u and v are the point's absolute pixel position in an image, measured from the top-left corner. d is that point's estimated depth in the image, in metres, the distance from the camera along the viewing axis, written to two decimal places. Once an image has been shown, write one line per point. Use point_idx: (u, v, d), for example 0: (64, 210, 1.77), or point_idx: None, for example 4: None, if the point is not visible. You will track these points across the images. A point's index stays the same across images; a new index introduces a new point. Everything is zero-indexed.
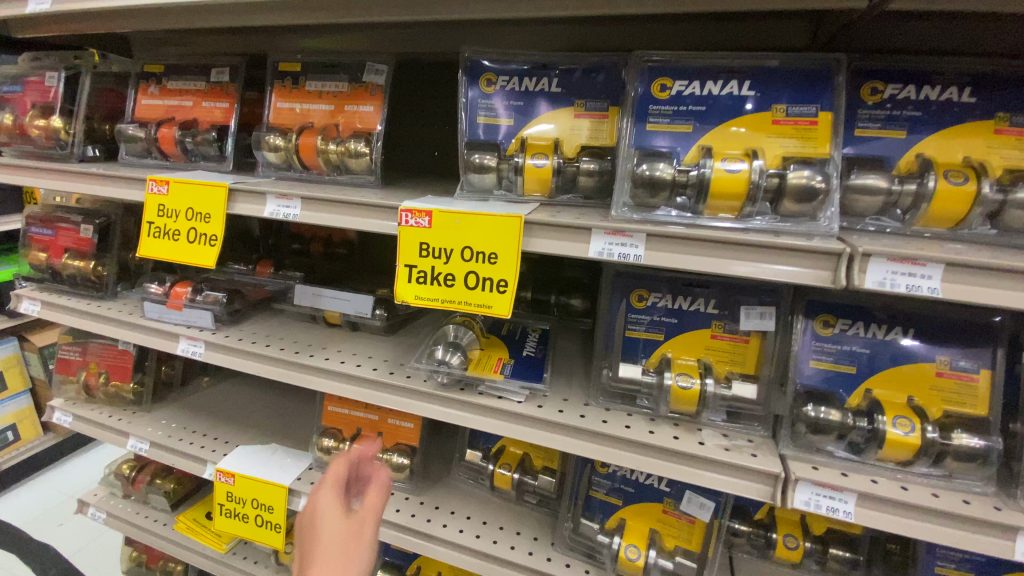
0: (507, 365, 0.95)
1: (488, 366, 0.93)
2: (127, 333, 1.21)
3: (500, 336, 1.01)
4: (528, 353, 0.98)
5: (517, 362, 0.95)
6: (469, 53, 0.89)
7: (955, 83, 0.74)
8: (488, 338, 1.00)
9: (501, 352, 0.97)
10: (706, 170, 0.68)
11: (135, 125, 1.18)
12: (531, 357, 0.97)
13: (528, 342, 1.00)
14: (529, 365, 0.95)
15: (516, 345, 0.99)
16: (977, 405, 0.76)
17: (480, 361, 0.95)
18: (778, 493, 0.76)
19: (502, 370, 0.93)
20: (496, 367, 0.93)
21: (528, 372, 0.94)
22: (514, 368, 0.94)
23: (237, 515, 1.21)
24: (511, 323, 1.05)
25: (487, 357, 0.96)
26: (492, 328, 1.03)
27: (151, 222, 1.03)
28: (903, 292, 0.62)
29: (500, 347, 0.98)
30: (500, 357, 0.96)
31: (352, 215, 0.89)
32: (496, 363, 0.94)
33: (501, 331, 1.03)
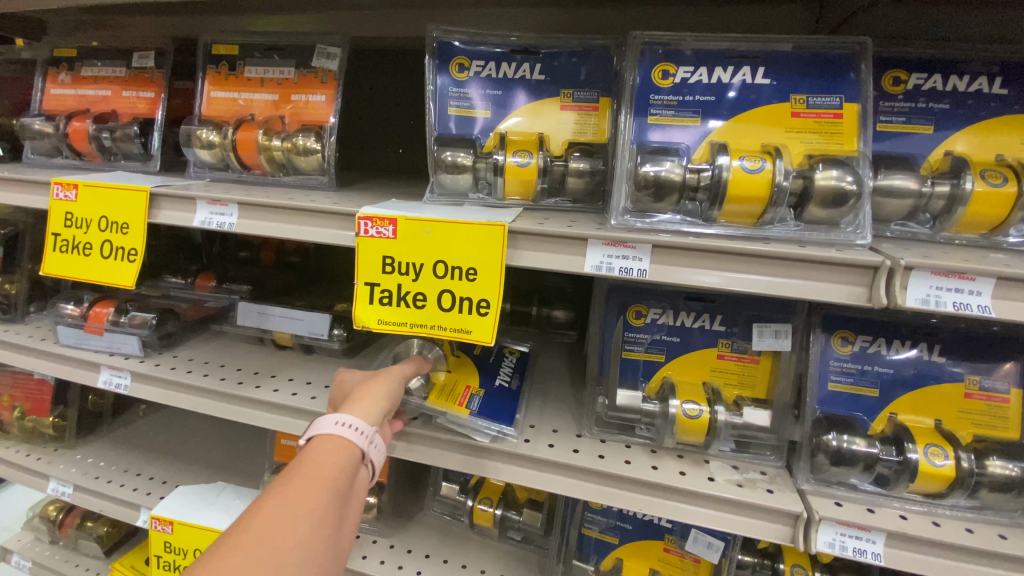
0: (474, 397, 0.80)
1: (452, 399, 0.79)
2: (38, 363, 1.03)
3: (472, 359, 0.88)
4: (501, 382, 0.84)
5: (487, 395, 0.81)
6: (437, 33, 0.77)
7: (983, 72, 0.66)
8: (457, 361, 0.86)
9: (469, 381, 0.83)
10: (722, 170, 0.58)
11: (40, 119, 0.99)
12: (505, 388, 0.84)
13: (502, 367, 0.88)
14: (501, 398, 0.82)
15: (489, 370, 0.86)
16: (1008, 428, 0.69)
17: (444, 392, 0.80)
18: (800, 535, 0.67)
19: (469, 406, 0.78)
20: (462, 402, 0.79)
21: (498, 408, 0.80)
22: (482, 402, 0.79)
23: (176, 568, 1.04)
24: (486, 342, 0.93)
25: (453, 387, 0.81)
26: (464, 346, 0.90)
27: (57, 234, 0.86)
28: (951, 310, 0.54)
29: (469, 373, 0.84)
30: (469, 388, 0.81)
31: (301, 224, 0.75)
32: (463, 396, 0.80)
33: (473, 352, 0.89)
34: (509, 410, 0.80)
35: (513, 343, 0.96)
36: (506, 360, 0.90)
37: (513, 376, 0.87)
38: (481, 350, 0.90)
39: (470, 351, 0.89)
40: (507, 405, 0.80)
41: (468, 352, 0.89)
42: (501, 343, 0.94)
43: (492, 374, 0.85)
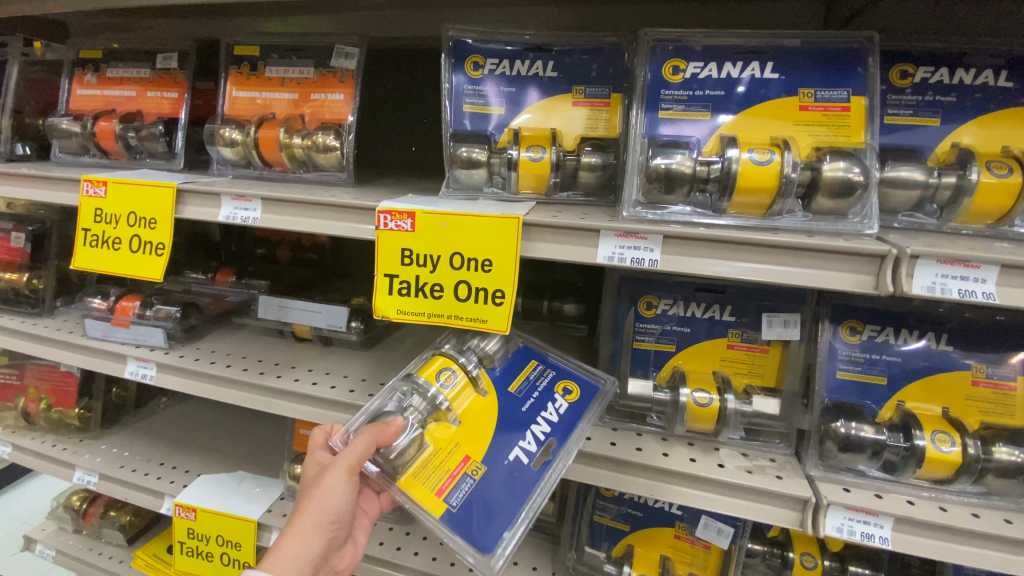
0: (464, 481, 0.65)
1: (430, 481, 0.64)
2: (67, 355, 1.07)
3: (498, 409, 0.71)
4: (519, 453, 0.68)
5: (482, 480, 0.66)
6: (453, 32, 0.79)
7: (989, 66, 0.67)
8: (470, 415, 0.70)
9: (471, 452, 0.67)
10: (731, 162, 0.59)
11: (69, 119, 1.03)
12: (521, 464, 0.67)
13: (534, 424, 0.70)
14: (501, 483, 0.66)
15: (511, 430, 0.69)
16: (1016, 416, 0.70)
17: (428, 466, 0.66)
18: (809, 519, 0.68)
19: (448, 500, 0.64)
20: (442, 489, 0.64)
21: (487, 503, 0.64)
22: (467, 495, 0.64)
23: (199, 553, 1.08)
24: (536, 373, 0.76)
25: (445, 460, 0.66)
26: (497, 384, 0.74)
27: (87, 230, 0.89)
28: (957, 297, 0.55)
29: (477, 437, 0.68)
30: (464, 466, 0.66)
31: (322, 218, 0.78)
32: (449, 480, 0.65)
33: (507, 391, 0.73)
34: (502, 505, 0.64)
35: (582, 376, 0.76)
36: (549, 409, 0.72)
37: (547, 439, 0.69)
38: (521, 391, 0.73)
39: (501, 392, 0.73)
40: (505, 497, 0.65)
41: (496, 396, 0.72)
42: (556, 380, 0.75)
43: (511, 441, 0.68)
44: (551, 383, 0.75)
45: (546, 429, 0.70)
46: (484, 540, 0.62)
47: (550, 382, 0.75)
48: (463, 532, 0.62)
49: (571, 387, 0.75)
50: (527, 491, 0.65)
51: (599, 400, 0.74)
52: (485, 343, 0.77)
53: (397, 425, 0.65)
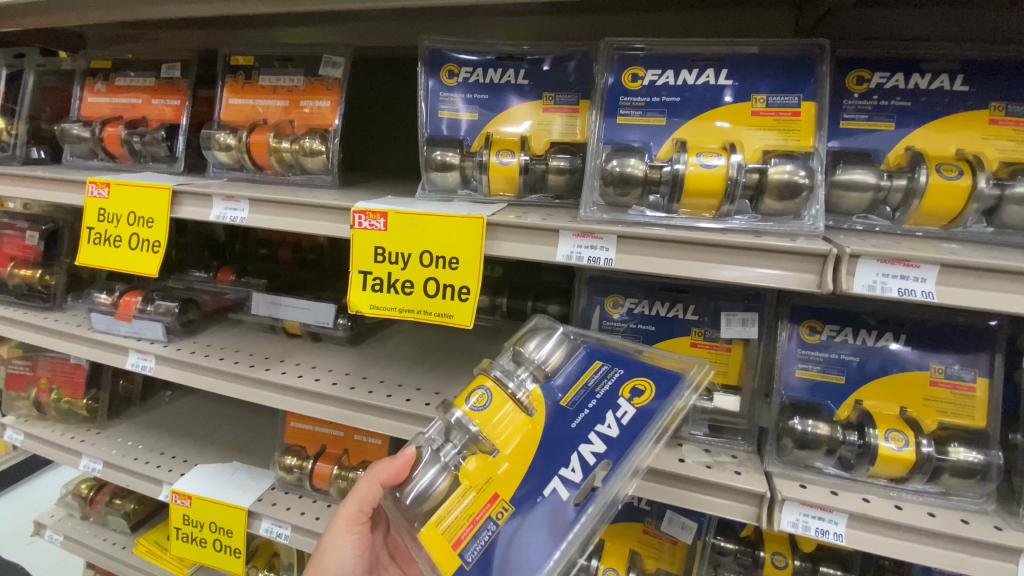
0: (486, 529, 0.59)
1: (449, 528, 0.58)
2: (74, 347, 1.13)
3: (544, 431, 0.65)
4: (557, 486, 0.60)
5: (507, 525, 0.59)
6: (429, 42, 0.83)
7: (945, 70, 0.70)
8: (514, 444, 0.64)
9: (500, 491, 0.61)
10: (680, 166, 0.62)
11: (79, 125, 1.10)
12: (559, 502, 0.59)
13: (582, 445, 0.62)
14: (533, 528, 0.58)
15: (553, 457, 0.63)
16: (975, 416, 0.71)
17: (452, 511, 0.59)
18: (764, 514, 0.70)
19: (465, 554, 0.57)
20: (463, 538, 0.58)
21: (512, 557, 0.57)
22: (489, 544, 0.58)
23: (194, 540, 1.13)
24: (596, 378, 0.68)
25: (469, 502, 0.60)
26: (549, 401, 0.68)
27: (91, 228, 0.96)
28: (896, 296, 0.56)
29: (513, 470, 0.62)
30: (489, 509, 0.60)
31: (305, 218, 0.82)
32: (471, 527, 0.58)
33: (559, 405, 0.67)
34: (528, 558, 0.56)
35: (656, 373, 0.67)
36: (606, 422, 0.63)
37: (595, 465, 0.60)
38: (574, 404, 0.66)
39: (552, 410, 0.67)
40: (532, 548, 0.57)
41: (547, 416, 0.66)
42: (621, 382, 0.67)
43: (549, 474, 0.61)
44: (612, 389, 0.67)
45: (596, 452, 0.61)
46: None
47: (612, 387, 0.67)
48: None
49: (641, 388, 0.65)
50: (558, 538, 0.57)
51: (676, 401, 0.63)
52: (542, 353, 0.71)
53: (408, 455, 0.63)
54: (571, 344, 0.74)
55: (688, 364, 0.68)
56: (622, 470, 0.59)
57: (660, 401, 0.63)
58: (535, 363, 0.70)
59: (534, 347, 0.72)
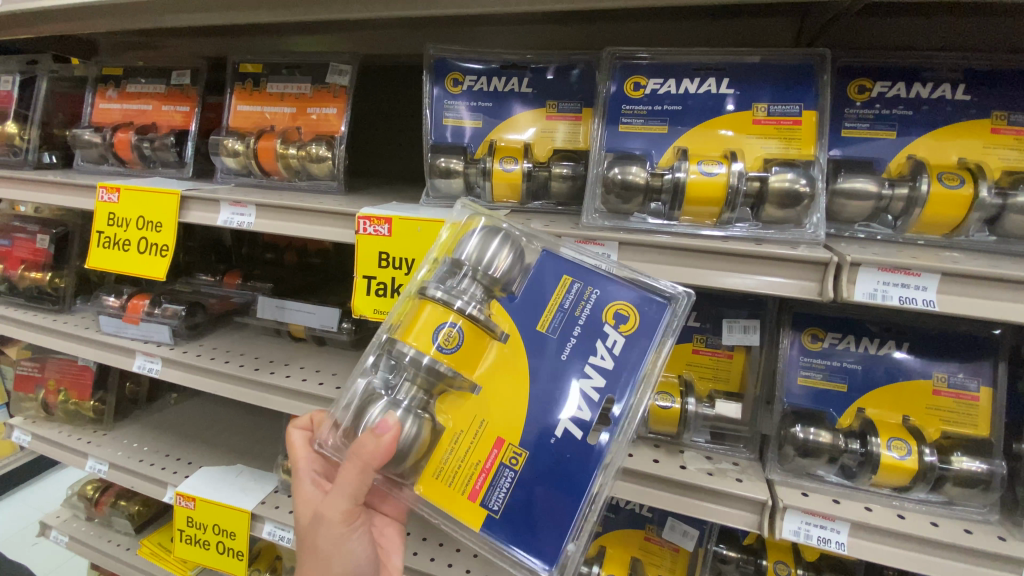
0: (502, 476, 0.56)
1: (459, 482, 0.56)
2: (83, 349, 1.15)
3: (525, 360, 0.58)
4: (567, 427, 0.56)
5: (523, 470, 0.56)
6: (435, 51, 0.84)
7: (947, 80, 0.70)
8: (491, 379, 0.58)
9: (505, 436, 0.56)
10: (681, 174, 0.63)
11: (90, 131, 1.11)
12: (572, 441, 0.56)
13: (581, 380, 0.57)
14: (552, 473, 0.55)
15: (550, 395, 0.57)
16: (979, 425, 0.71)
17: (454, 466, 0.57)
18: (765, 522, 0.69)
19: (487, 503, 0.55)
20: (478, 490, 0.55)
21: (537, 501, 0.55)
22: (510, 491, 0.55)
23: (198, 541, 1.13)
24: (573, 297, 0.59)
25: (473, 452, 0.57)
26: (519, 324, 0.59)
27: (100, 232, 0.97)
28: (897, 304, 0.57)
29: (506, 411, 0.57)
30: (497, 456, 0.56)
31: (311, 223, 0.83)
32: (483, 478, 0.56)
33: (536, 332, 0.58)
34: (558, 502, 0.55)
35: (642, 294, 0.59)
36: (599, 351, 0.57)
37: (600, 400, 0.56)
38: (557, 332, 0.58)
39: (528, 334, 0.58)
40: (559, 492, 0.55)
41: (522, 342, 0.58)
42: (602, 302, 0.59)
43: (553, 416, 0.56)
44: (595, 312, 0.58)
45: (597, 387, 0.57)
46: (539, 551, 0.54)
47: (595, 308, 0.58)
48: (512, 543, 0.54)
49: (626, 313, 0.58)
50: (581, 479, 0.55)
51: (663, 328, 0.58)
52: (496, 261, 0.57)
53: (393, 427, 0.53)
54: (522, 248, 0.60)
55: (671, 291, 0.59)
56: (629, 406, 0.56)
57: (650, 328, 0.58)
58: (484, 271, 0.57)
59: (484, 252, 0.57)
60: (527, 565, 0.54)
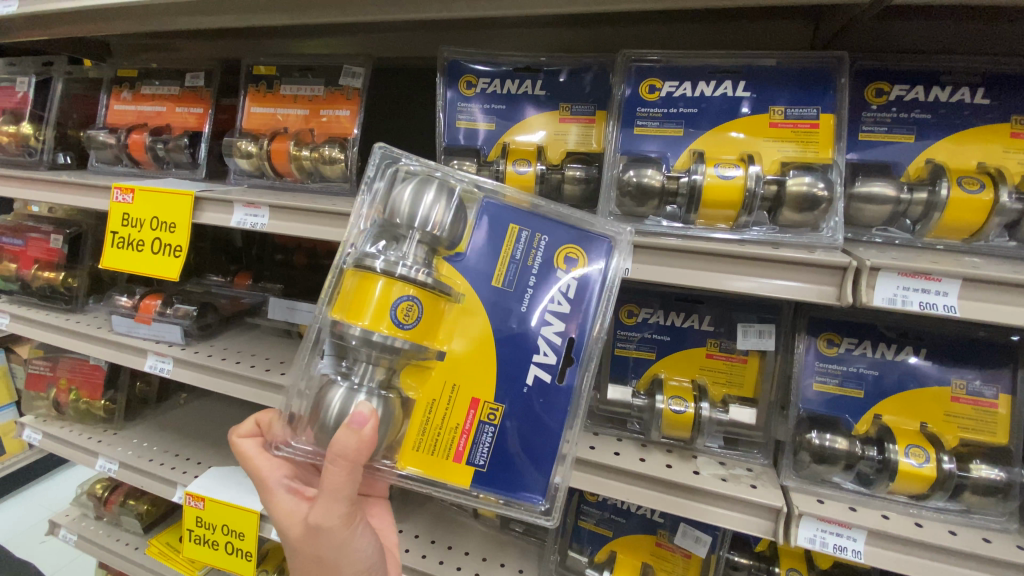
0: (483, 432, 0.57)
1: (442, 449, 0.57)
2: (95, 348, 1.16)
3: (483, 314, 0.58)
4: (535, 373, 0.58)
5: (502, 422, 0.57)
6: (448, 54, 0.84)
7: (965, 83, 0.69)
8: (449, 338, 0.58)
9: (478, 396, 0.57)
10: (697, 176, 0.62)
11: (105, 132, 1.12)
12: (543, 384, 0.58)
13: (543, 328, 0.58)
14: (528, 418, 0.58)
15: (515, 347, 0.58)
16: (997, 433, 0.70)
17: (433, 435, 0.57)
18: (780, 529, 0.68)
19: (473, 460, 0.56)
20: (462, 452, 0.56)
21: (518, 446, 0.57)
22: (493, 446, 0.57)
23: (206, 541, 1.13)
24: (524, 247, 0.59)
25: (450, 417, 0.57)
26: (472, 280, 0.59)
27: (115, 232, 0.98)
28: (917, 310, 0.56)
29: (473, 372, 0.58)
30: (475, 415, 0.57)
31: (323, 224, 0.83)
32: (465, 438, 0.57)
33: (492, 287, 0.59)
34: (539, 443, 0.58)
35: (587, 236, 0.60)
36: (555, 297, 0.59)
37: (562, 343, 0.59)
38: (514, 286, 0.59)
39: (485, 290, 0.59)
40: (539, 431, 0.58)
41: (479, 297, 0.59)
42: (552, 248, 0.59)
43: (520, 365, 0.58)
44: (546, 259, 0.59)
45: (558, 331, 0.59)
46: (532, 491, 0.57)
47: (545, 255, 0.59)
48: (505, 490, 0.57)
49: (575, 257, 0.59)
50: (558, 418, 0.58)
51: (611, 265, 0.60)
52: (438, 222, 0.54)
53: (371, 416, 0.52)
54: (457, 193, 0.57)
55: (614, 228, 0.61)
56: (590, 340, 0.59)
57: (599, 267, 0.60)
58: (422, 228, 0.54)
59: (422, 215, 0.53)
60: (522, 506, 0.57)
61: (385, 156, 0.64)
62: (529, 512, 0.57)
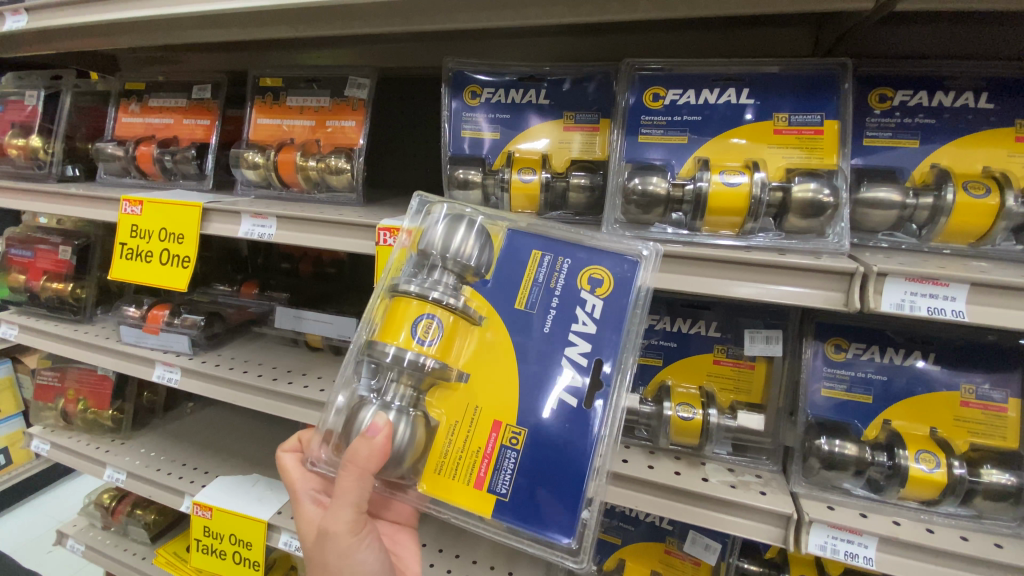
0: (505, 458, 0.56)
1: (463, 474, 0.57)
2: (103, 358, 1.16)
3: (507, 337, 0.60)
4: (560, 396, 0.57)
5: (525, 447, 0.56)
6: (453, 64, 0.85)
7: (969, 88, 0.70)
8: (474, 361, 0.60)
9: (501, 418, 0.57)
10: (703, 184, 0.63)
11: (113, 144, 1.14)
12: (568, 407, 0.57)
13: (567, 349, 0.58)
14: (552, 443, 0.56)
15: (538, 369, 0.58)
16: (1007, 437, 0.70)
17: (455, 457, 0.57)
18: (791, 536, 0.68)
19: (495, 487, 0.55)
20: (484, 476, 0.56)
21: (544, 474, 0.56)
22: (515, 472, 0.56)
23: (213, 551, 1.13)
24: (546, 270, 0.61)
25: (472, 441, 0.57)
26: (497, 306, 0.61)
27: (123, 244, 0.99)
28: (925, 315, 0.56)
29: (497, 394, 0.58)
30: (497, 438, 0.57)
31: (330, 235, 0.84)
32: (487, 463, 0.56)
33: (515, 309, 0.61)
34: (565, 471, 0.55)
35: (610, 256, 0.61)
36: (579, 317, 0.59)
37: (587, 365, 0.58)
38: (537, 307, 0.60)
39: (509, 313, 0.61)
40: (565, 460, 0.56)
41: (502, 321, 0.60)
42: (575, 270, 0.60)
43: (544, 386, 0.58)
44: (569, 281, 0.60)
45: (584, 351, 0.58)
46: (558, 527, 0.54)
47: (568, 276, 0.60)
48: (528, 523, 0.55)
49: (599, 277, 0.60)
50: (585, 445, 0.56)
51: (636, 284, 0.60)
52: (466, 251, 0.57)
53: (385, 428, 0.53)
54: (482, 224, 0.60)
55: (636, 249, 0.61)
56: (616, 363, 0.58)
57: (624, 287, 0.60)
58: (453, 258, 0.57)
59: (450, 243, 0.57)
60: (545, 542, 0.55)
61: (424, 203, 0.70)
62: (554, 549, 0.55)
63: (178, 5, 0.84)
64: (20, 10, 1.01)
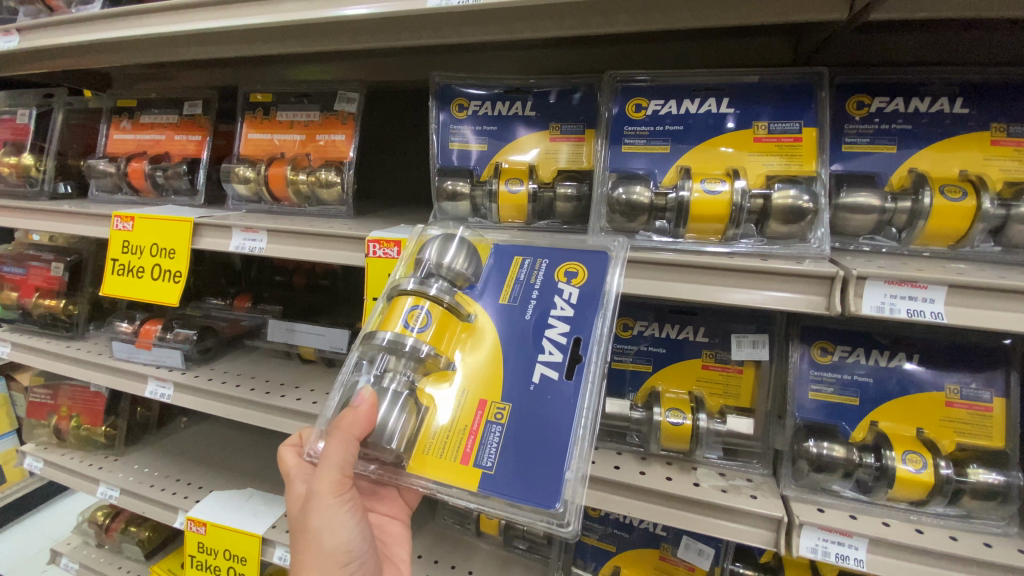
0: (490, 433, 0.56)
1: (450, 451, 0.56)
2: (95, 375, 1.16)
3: (492, 327, 0.62)
4: (542, 372, 0.58)
5: (509, 421, 0.56)
6: (440, 78, 0.87)
7: (945, 94, 0.71)
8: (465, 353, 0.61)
9: (486, 397, 0.58)
10: (685, 193, 0.64)
11: (105, 161, 1.14)
12: (551, 383, 0.57)
13: (546, 330, 0.60)
14: (536, 413, 0.56)
15: (521, 350, 0.60)
16: (993, 437, 0.70)
17: (443, 437, 0.57)
18: (782, 540, 0.68)
19: (481, 461, 0.55)
20: (469, 453, 0.55)
21: (529, 441, 0.55)
22: (501, 445, 0.55)
23: (207, 567, 1.12)
24: (526, 271, 0.64)
25: (458, 419, 0.57)
26: (482, 301, 0.63)
27: (115, 260, 0.99)
28: (905, 317, 0.57)
29: (485, 377, 0.59)
30: (483, 416, 0.57)
31: (321, 247, 0.85)
32: (472, 438, 0.56)
33: (498, 303, 0.63)
34: (551, 436, 0.55)
35: (583, 251, 0.64)
36: (558, 303, 0.61)
37: (568, 340, 0.59)
38: (518, 299, 0.63)
39: (492, 306, 0.63)
40: (547, 428, 0.55)
41: (489, 315, 0.62)
42: (551, 269, 0.64)
43: (526, 365, 0.59)
44: (547, 276, 0.63)
45: (564, 331, 0.59)
46: (544, 491, 0.52)
47: (547, 273, 0.64)
48: (513, 490, 0.53)
49: (574, 269, 0.63)
50: (570, 411, 0.55)
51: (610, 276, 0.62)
52: (451, 258, 0.61)
53: (368, 397, 0.54)
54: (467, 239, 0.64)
55: (605, 241, 0.65)
56: (597, 338, 0.58)
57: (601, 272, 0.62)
58: (447, 268, 0.61)
59: (441, 253, 0.61)
60: (534, 506, 0.52)
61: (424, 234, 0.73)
62: (543, 516, 0.52)
63: (169, 25, 0.85)
64: (11, 30, 1.02)
